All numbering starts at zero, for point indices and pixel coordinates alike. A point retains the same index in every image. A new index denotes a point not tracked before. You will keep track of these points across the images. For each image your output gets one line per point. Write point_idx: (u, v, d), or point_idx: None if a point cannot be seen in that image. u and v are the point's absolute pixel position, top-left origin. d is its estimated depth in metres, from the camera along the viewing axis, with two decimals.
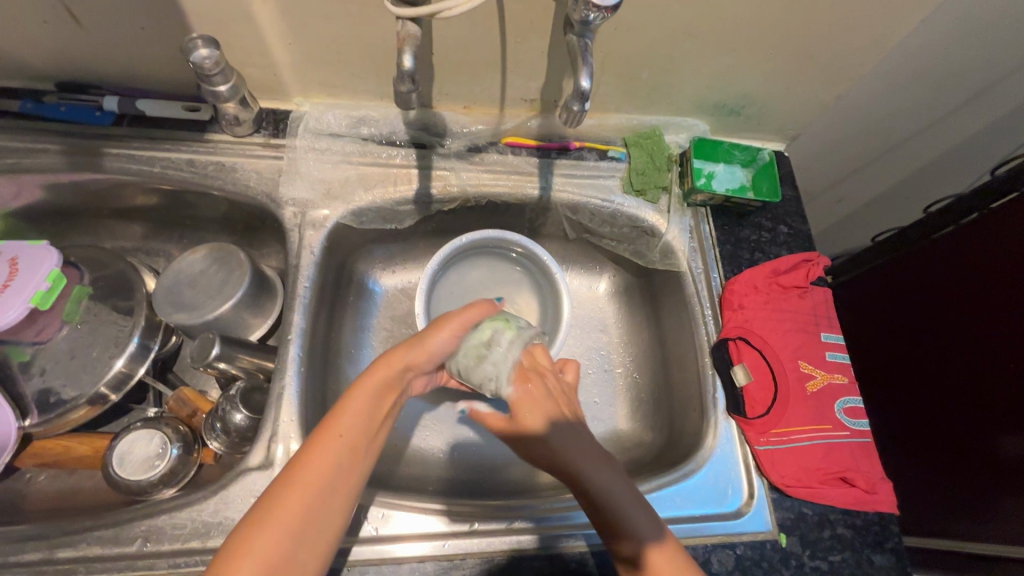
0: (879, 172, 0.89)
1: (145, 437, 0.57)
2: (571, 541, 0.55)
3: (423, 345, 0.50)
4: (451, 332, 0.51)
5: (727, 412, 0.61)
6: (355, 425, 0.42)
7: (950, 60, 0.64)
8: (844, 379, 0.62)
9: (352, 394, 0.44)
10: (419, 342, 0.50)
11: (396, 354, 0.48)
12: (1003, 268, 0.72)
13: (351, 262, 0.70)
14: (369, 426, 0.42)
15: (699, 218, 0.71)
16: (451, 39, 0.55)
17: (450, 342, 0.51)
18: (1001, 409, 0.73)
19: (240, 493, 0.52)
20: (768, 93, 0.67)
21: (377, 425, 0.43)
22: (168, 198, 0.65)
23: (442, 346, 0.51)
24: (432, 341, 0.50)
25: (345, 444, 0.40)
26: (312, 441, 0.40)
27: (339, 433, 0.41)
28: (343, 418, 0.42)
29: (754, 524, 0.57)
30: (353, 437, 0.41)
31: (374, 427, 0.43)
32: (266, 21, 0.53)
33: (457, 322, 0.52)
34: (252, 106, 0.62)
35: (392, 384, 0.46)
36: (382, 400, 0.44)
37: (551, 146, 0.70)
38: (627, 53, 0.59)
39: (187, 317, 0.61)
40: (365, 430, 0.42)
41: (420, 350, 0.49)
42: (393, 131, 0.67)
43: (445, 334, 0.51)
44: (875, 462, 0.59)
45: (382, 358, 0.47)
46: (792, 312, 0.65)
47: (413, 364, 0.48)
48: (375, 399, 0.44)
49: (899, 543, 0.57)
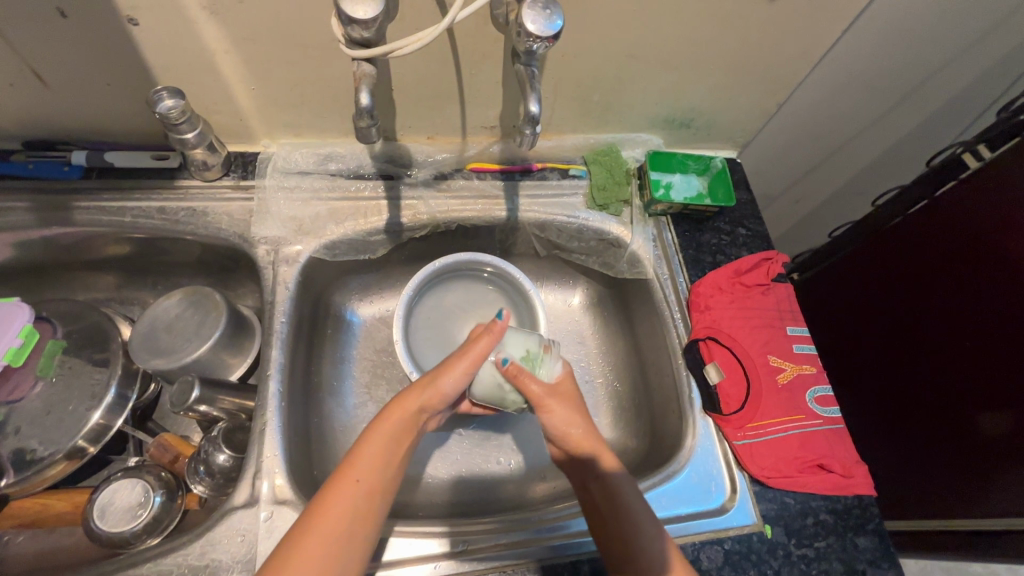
0: (829, 171, 0.94)
1: (126, 486, 0.57)
2: (561, 552, 0.55)
3: (435, 388, 0.50)
4: (466, 369, 0.51)
5: (704, 411, 0.63)
6: (370, 466, 0.45)
7: (875, 64, 0.70)
8: (813, 369, 0.65)
9: (367, 437, 0.47)
10: (431, 384, 0.50)
11: (407, 399, 0.50)
12: (954, 254, 0.76)
13: (327, 295, 0.71)
14: (385, 468, 0.45)
15: (662, 227, 0.74)
16: (408, 74, 0.58)
17: (462, 382, 0.51)
18: (972, 389, 0.75)
19: (226, 533, 0.51)
20: (714, 105, 0.72)
21: (390, 468, 0.46)
22: (141, 246, 0.66)
23: (452, 386, 0.51)
24: (445, 382, 0.50)
25: (361, 487, 0.43)
26: (331, 485, 0.43)
27: (355, 478, 0.43)
28: (360, 461, 0.45)
29: (739, 518, 0.58)
30: (370, 483, 0.44)
31: (388, 469, 0.46)
32: (229, 68, 0.55)
33: (466, 359, 0.51)
34: (219, 150, 0.64)
35: (408, 427, 0.49)
36: (398, 443, 0.47)
37: (513, 169, 0.72)
38: (577, 77, 0.63)
39: (163, 362, 0.61)
40: (380, 474, 0.45)
41: (434, 393, 0.50)
42: (360, 165, 0.70)
43: (457, 373, 0.51)
44: (850, 446, 0.62)
45: (394, 403, 0.49)
46: (756, 309, 0.67)
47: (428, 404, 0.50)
48: (390, 443, 0.47)
49: (880, 523, 0.59)
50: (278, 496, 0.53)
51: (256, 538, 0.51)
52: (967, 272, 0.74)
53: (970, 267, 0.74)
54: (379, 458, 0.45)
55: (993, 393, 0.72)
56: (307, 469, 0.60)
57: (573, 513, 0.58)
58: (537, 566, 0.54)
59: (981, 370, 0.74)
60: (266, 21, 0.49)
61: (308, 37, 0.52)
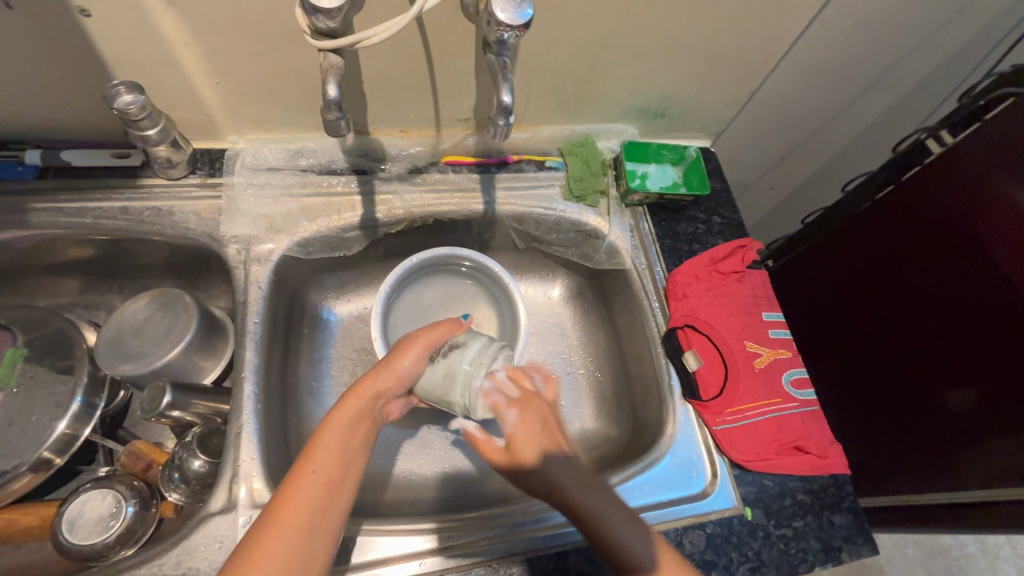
0: (801, 158, 0.96)
1: (96, 497, 0.55)
2: (547, 542, 0.55)
3: (391, 370, 0.53)
4: (420, 352, 0.54)
5: (683, 398, 0.64)
6: (327, 458, 0.43)
7: (843, 50, 0.71)
8: (788, 353, 0.66)
9: (323, 429, 0.46)
10: (385, 368, 0.53)
11: (365, 384, 0.51)
12: (922, 238, 0.78)
13: (302, 294, 0.70)
14: (342, 457, 0.44)
15: (638, 217, 0.74)
16: (378, 65, 0.56)
17: (417, 364, 0.54)
18: (939, 367, 0.78)
19: (203, 540, 0.50)
20: (687, 94, 0.72)
21: (353, 454, 0.45)
22: (105, 248, 0.64)
23: (409, 368, 0.54)
24: (400, 365, 0.53)
25: (318, 479, 0.42)
26: (288, 480, 0.42)
27: (313, 469, 0.42)
28: (317, 453, 0.43)
29: (720, 502, 0.59)
30: (326, 470, 0.42)
31: (348, 456, 0.45)
32: (191, 60, 0.53)
33: (420, 342, 0.55)
34: (185, 148, 0.61)
35: (365, 415, 0.49)
36: (354, 431, 0.47)
37: (489, 162, 0.72)
38: (551, 67, 0.62)
39: (132, 368, 0.59)
40: (339, 462, 0.43)
41: (391, 375, 0.52)
42: (332, 160, 0.68)
43: (411, 356, 0.54)
44: (825, 427, 0.63)
45: (352, 391, 0.50)
46: (732, 295, 0.68)
47: (383, 390, 0.51)
48: (348, 431, 0.46)
49: (855, 501, 0.60)
50: (256, 500, 0.52)
51: (234, 544, 0.50)
52: (933, 254, 0.77)
53: (935, 250, 0.77)
54: (336, 448, 0.44)
55: (960, 369, 0.75)
56: (286, 472, 0.59)
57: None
58: (523, 558, 0.54)
59: (950, 348, 0.76)
60: (226, 10, 0.48)
61: (273, 27, 0.50)
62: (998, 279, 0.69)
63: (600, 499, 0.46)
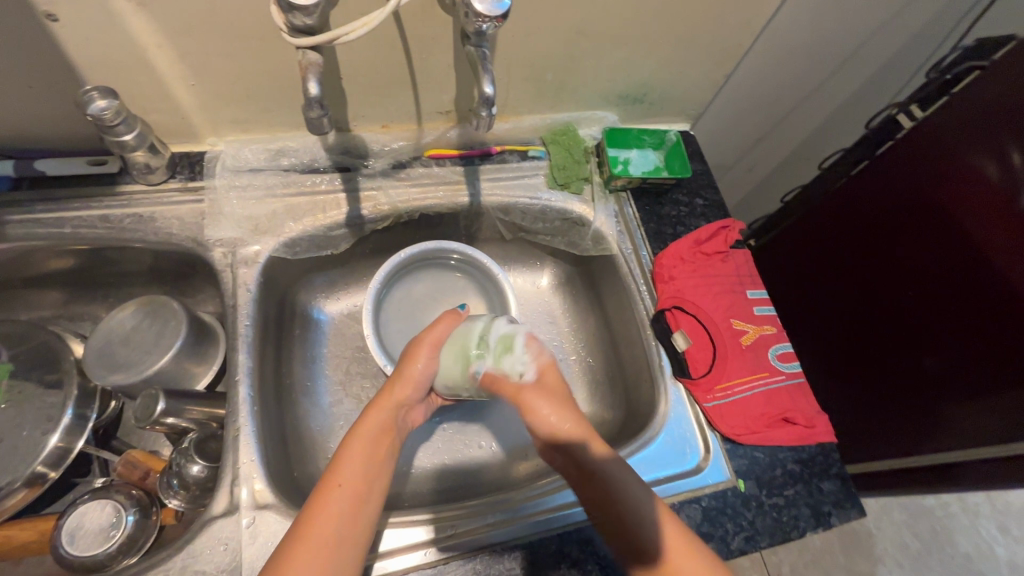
0: (779, 137, 0.97)
1: (95, 508, 0.55)
2: (548, 525, 0.56)
3: (407, 376, 0.55)
4: (427, 353, 0.57)
5: (674, 377, 0.65)
6: (352, 473, 0.47)
7: (814, 29, 0.72)
8: (773, 329, 0.68)
9: (348, 444, 0.50)
10: (402, 375, 0.55)
11: (385, 395, 0.54)
12: (894, 213, 0.81)
13: (291, 294, 0.70)
14: (366, 472, 0.47)
15: (623, 203, 0.75)
16: (357, 61, 0.56)
17: (430, 366, 0.56)
18: (916, 336, 0.80)
19: (207, 543, 0.50)
20: (665, 79, 0.72)
21: (376, 469, 0.49)
22: (85, 257, 0.63)
23: (422, 371, 0.56)
24: (413, 370, 0.56)
25: (345, 493, 0.45)
26: (316, 495, 0.45)
27: (339, 483, 0.46)
28: (343, 468, 0.47)
29: (714, 475, 0.60)
30: (352, 484, 0.46)
31: (373, 469, 0.48)
32: (165, 62, 0.52)
33: (426, 343, 0.57)
34: (163, 152, 0.60)
35: (387, 427, 0.52)
36: (377, 444, 0.50)
37: (472, 154, 0.72)
38: (529, 57, 0.62)
39: (124, 376, 0.59)
40: (364, 477, 0.47)
41: (405, 382, 0.55)
42: (315, 158, 0.68)
43: (422, 358, 0.56)
44: (811, 399, 0.65)
45: (373, 405, 0.54)
46: (716, 275, 0.70)
47: (402, 399, 0.55)
48: (371, 445, 0.50)
49: (842, 467, 0.62)
50: (259, 501, 0.52)
51: (239, 546, 0.50)
52: (906, 224, 0.79)
53: (907, 223, 0.79)
54: (360, 464, 0.48)
55: (936, 335, 0.77)
56: (285, 472, 0.59)
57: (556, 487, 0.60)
58: (525, 541, 0.55)
59: (925, 314, 0.78)
60: (200, 9, 0.47)
61: (248, 26, 0.50)
62: (966, 247, 0.72)
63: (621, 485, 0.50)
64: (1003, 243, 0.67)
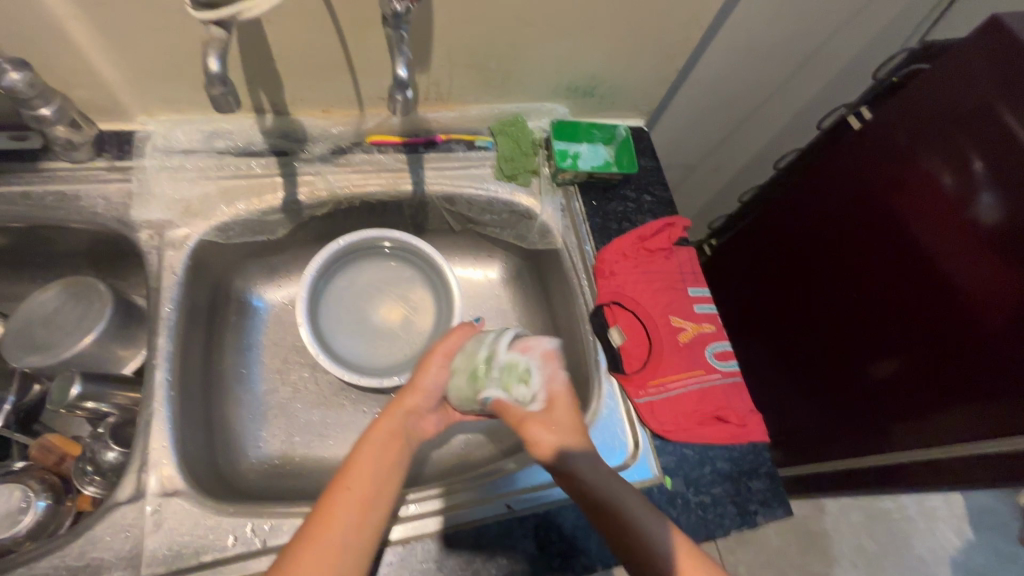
0: (739, 137, 0.97)
1: (3, 492, 0.52)
2: (486, 513, 0.55)
3: (416, 385, 0.58)
4: (440, 361, 0.59)
5: (609, 372, 0.65)
6: (363, 476, 0.47)
7: (764, 29, 0.72)
8: (712, 327, 0.67)
9: (361, 448, 0.50)
10: (412, 385, 0.58)
11: (397, 403, 0.55)
12: (855, 215, 0.80)
13: (226, 280, 0.68)
14: (379, 477, 0.48)
15: (570, 197, 0.75)
16: (285, 41, 0.55)
17: (441, 375, 0.59)
18: (867, 340, 0.80)
19: (108, 530, 0.49)
20: (613, 73, 0.72)
21: (387, 474, 0.49)
22: (8, 236, 0.61)
23: (432, 380, 0.58)
24: (423, 378, 0.58)
25: (356, 496, 0.46)
26: (330, 494, 0.46)
27: (349, 485, 0.46)
28: (353, 472, 0.48)
29: (640, 472, 0.60)
30: (364, 488, 0.47)
31: (384, 474, 0.49)
32: (80, 34, 0.50)
33: (439, 350, 0.59)
34: (86, 129, 0.58)
35: (396, 433, 0.53)
36: (387, 449, 0.51)
37: (416, 142, 0.71)
38: (468, 45, 0.61)
39: (40, 359, 0.57)
40: (375, 481, 0.48)
41: (416, 394, 0.57)
42: (251, 141, 0.66)
43: (434, 366, 0.58)
44: (745, 398, 0.65)
45: (387, 410, 0.54)
46: (658, 272, 0.69)
47: (412, 407, 0.56)
48: (383, 450, 0.51)
49: (772, 467, 0.62)
50: (167, 488, 0.51)
51: (141, 534, 0.49)
52: (864, 227, 0.79)
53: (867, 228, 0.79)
54: (372, 467, 0.48)
55: (887, 339, 0.77)
56: (205, 459, 0.58)
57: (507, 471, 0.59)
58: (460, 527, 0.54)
59: (878, 317, 0.78)
60: None
61: (164, 0, 0.48)
62: (917, 256, 0.71)
63: (631, 505, 0.50)
64: (952, 250, 0.67)
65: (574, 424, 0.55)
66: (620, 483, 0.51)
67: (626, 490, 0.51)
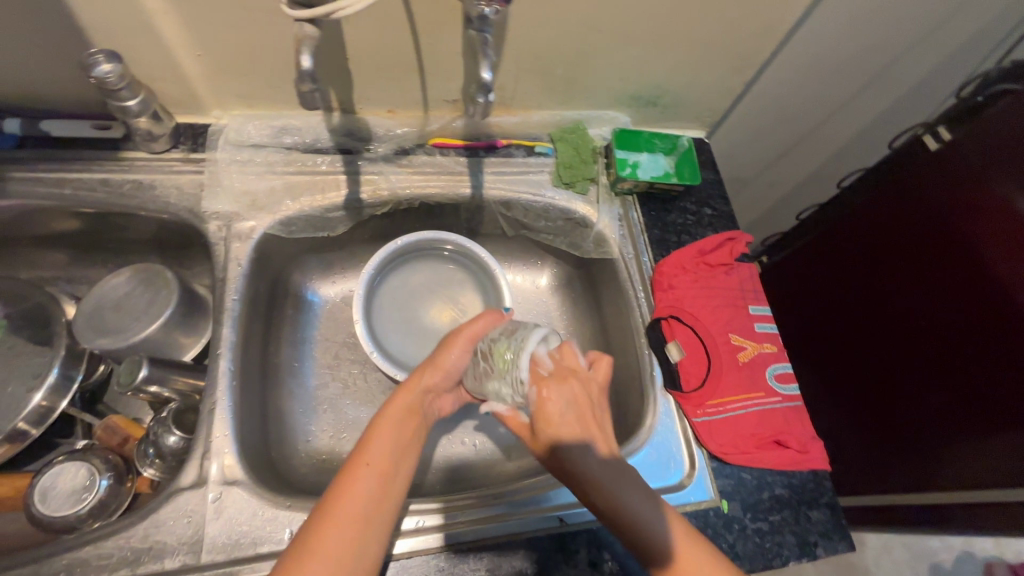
0: (799, 152, 0.94)
1: (70, 469, 0.55)
2: (543, 523, 0.54)
3: (438, 364, 0.55)
4: (464, 345, 0.56)
5: (665, 389, 0.63)
6: (380, 452, 0.44)
7: (841, 42, 0.69)
8: (773, 348, 0.65)
9: (375, 427, 0.47)
10: (432, 363, 0.55)
11: (415, 379, 0.53)
12: (918, 237, 0.77)
13: (285, 274, 0.69)
14: (393, 454, 0.45)
15: (628, 206, 0.73)
16: (361, 41, 0.55)
17: (463, 357, 0.56)
18: (926, 369, 0.77)
19: (172, 514, 0.50)
20: (680, 83, 0.71)
21: (402, 450, 0.46)
22: (86, 220, 0.63)
23: (455, 361, 0.56)
24: (446, 359, 0.55)
25: (373, 472, 0.43)
26: (346, 472, 0.42)
27: (367, 461, 0.43)
28: (370, 448, 0.45)
29: (697, 494, 0.58)
30: (381, 464, 0.43)
31: (400, 450, 0.46)
32: (170, 29, 0.52)
33: (464, 335, 0.56)
34: (166, 121, 0.60)
35: (414, 409, 0.50)
36: (404, 426, 0.48)
37: (478, 146, 0.71)
38: (538, 50, 0.61)
39: (111, 342, 0.59)
40: (391, 457, 0.45)
41: (435, 369, 0.54)
42: (318, 138, 0.67)
43: (457, 349, 0.55)
44: (806, 423, 0.62)
45: (403, 387, 0.52)
46: (718, 288, 0.67)
47: (430, 385, 0.53)
48: (398, 426, 0.47)
49: (833, 497, 0.60)
50: (228, 477, 0.52)
51: (202, 520, 0.50)
52: (928, 251, 0.76)
53: (933, 252, 0.75)
54: (388, 444, 0.45)
55: (950, 369, 0.73)
56: (260, 450, 0.58)
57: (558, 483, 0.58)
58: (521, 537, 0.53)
59: (942, 345, 0.74)
60: None
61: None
62: (989, 282, 0.68)
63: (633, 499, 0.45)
64: None
65: (581, 411, 0.51)
66: (626, 480, 0.47)
67: (630, 482, 0.47)
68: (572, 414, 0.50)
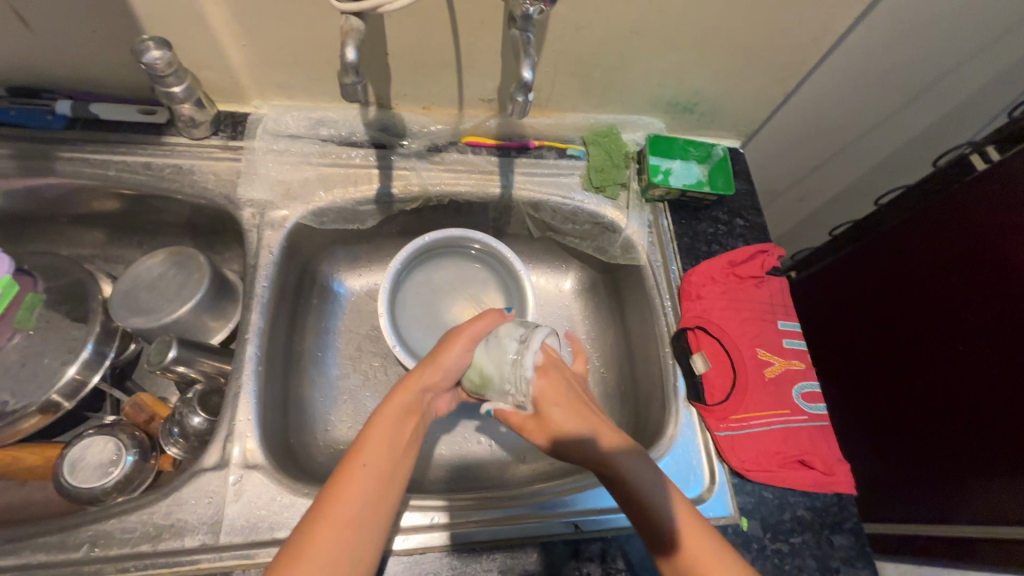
0: (836, 167, 0.92)
1: (98, 443, 0.56)
2: (564, 527, 0.53)
3: (437, 362, 0.53)
4: (464, 345, 0.55)
5: (687, 400, 0.62)
6: (377, 448, 0.43)
7: (889, 56, 0.67)
8: (801, 365, 0.64)
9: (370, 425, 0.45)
10: (434, 361, 0.53)
11: (412, 379, 0.50)
12: (956, 259, 0.74)
13: (313, 264, 0.70)
14: (393, 452, 0.43)
15: (658, 213, 0.73)
16: (402, 37, 0.56)
17: (463, 357, 0.54)
18: (959, 395, 0.74)
19: (193, 494, 0.50)
20: (718, 91, 0.69)
21: (402, 447, 0.45)
22: (127, 202, 0.65)
23: (455, 361, 0.54)
24: (446, 358, 0.53)
25: (371, 474, 0.41)
26: (340, 472, 0.41)
27: (364, 462, 0.41)
28: (367, 443, 0.43)
29: (716, 509, 0.57)
30: (378, 463, 0.42)
31: (399, 449, 0.44)
32: (219, 20, 0.53)
33: (466, 335, 0.55)
34: (208, 108, 0.61)
35: (413, 407, 0.48)
36: (403, 424, 0.46)
37: (510, 146, 0.71)
38: (577, 53, 0.61)
39: (144, 321, 0.60)
40: (390, 453, 0.43)
41: (434, 368, 0.52)
42: (353, 131, 0.68)
43: (457, 347, 0.54)
44: (833, 445, 0.61)
45: (399, 385, 0.50)
46: (747, 301, 0.66)
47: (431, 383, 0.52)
48: (397, 423, 0.46)
49: (857, 523, 0.58)
50: (250, 461, 0.52)
51: (222, 501, 0.50)
52: (967, 274, 0.73)
53: (978, 276, 0.72)
54: (386, 440, 0.44)
55: (985, 397, 0.71)
56: (281, 436, 0.59)
57: (573, 488, 0.57)
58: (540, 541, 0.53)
59: (976, 372, 0.72)
60: None
61: None
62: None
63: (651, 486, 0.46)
64: None
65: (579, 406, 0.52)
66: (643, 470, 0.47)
67: (646, 468, 0.47)
68: (570, 408, 0.51)
